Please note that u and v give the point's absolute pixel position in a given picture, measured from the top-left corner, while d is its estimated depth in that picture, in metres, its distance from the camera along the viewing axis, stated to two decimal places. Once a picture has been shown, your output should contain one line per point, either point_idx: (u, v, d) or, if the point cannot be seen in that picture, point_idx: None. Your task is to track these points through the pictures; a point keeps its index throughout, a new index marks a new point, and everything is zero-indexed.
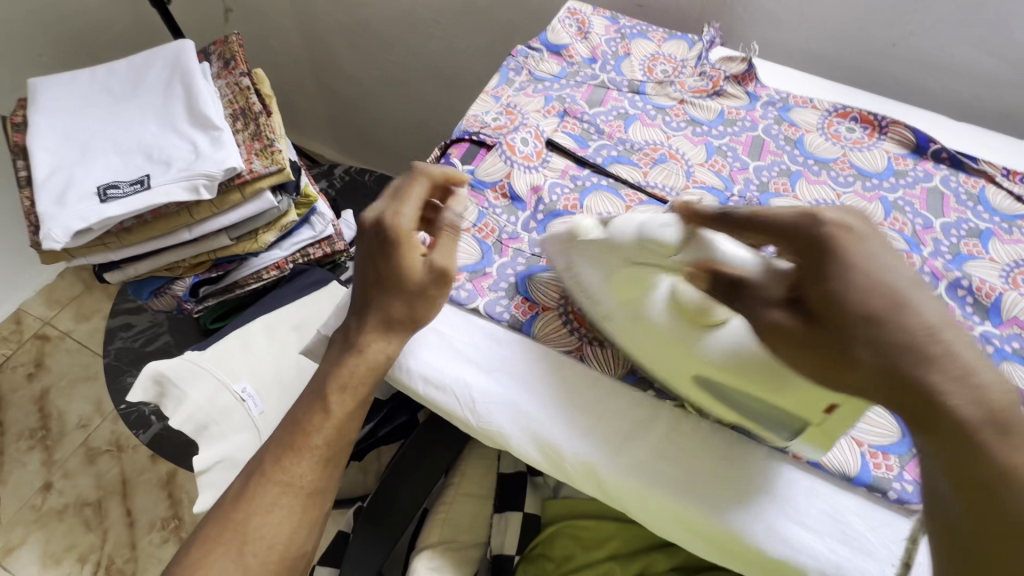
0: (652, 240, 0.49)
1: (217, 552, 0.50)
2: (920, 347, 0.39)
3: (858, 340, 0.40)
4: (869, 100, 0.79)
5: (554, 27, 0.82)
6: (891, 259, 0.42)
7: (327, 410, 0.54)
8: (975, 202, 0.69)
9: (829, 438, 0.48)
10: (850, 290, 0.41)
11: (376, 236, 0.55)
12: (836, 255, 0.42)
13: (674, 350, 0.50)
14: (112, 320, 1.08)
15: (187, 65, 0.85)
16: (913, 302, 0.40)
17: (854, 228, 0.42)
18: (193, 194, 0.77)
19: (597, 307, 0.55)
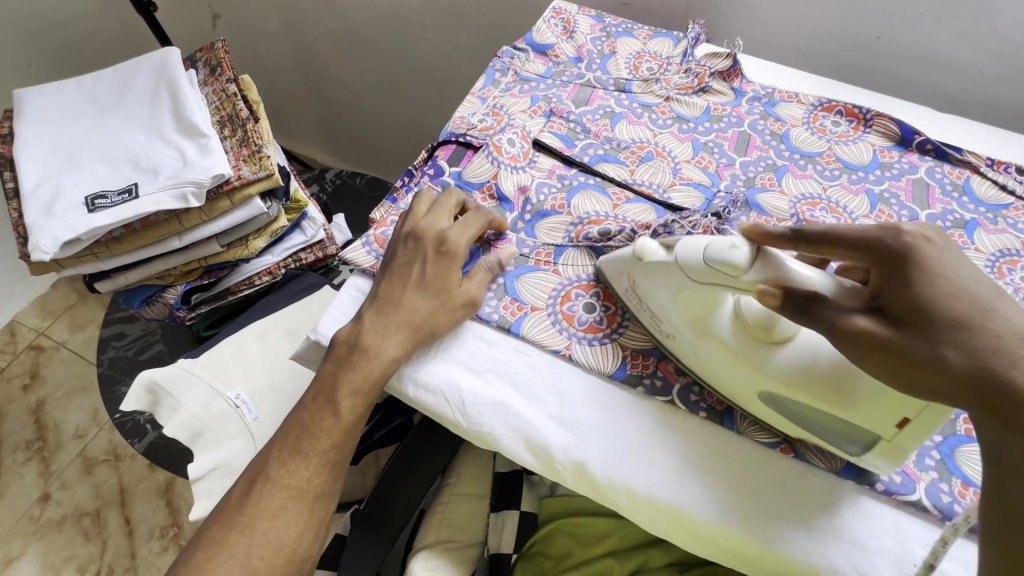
0: (721, 263, 0.46)
1: (224, 555, 0.51)
2: (1015, 350, 0.35)
3: (945, 342, 0.37)
4: (854, 93, 0.79)
5: (539, 27, 0.82)
6: (973, 271, 0.40)
7: (337, 414, 0.54)
8: (960, 193, 0.69)
9: (901, 455, 0.45)
10: (930, 295, 0.39)
11: (434, 245, 0.58)
12: (922, 264, 0.40)
13: (745, 369, 0.49)
14: (105, 330, 1.08)
15: (173, 73, 0.85)
16: (1003, 308, 0.37)
17: (937, 241, 0.41)
18: (181, 202, 0.76)
19: (662, 326, 0.54)
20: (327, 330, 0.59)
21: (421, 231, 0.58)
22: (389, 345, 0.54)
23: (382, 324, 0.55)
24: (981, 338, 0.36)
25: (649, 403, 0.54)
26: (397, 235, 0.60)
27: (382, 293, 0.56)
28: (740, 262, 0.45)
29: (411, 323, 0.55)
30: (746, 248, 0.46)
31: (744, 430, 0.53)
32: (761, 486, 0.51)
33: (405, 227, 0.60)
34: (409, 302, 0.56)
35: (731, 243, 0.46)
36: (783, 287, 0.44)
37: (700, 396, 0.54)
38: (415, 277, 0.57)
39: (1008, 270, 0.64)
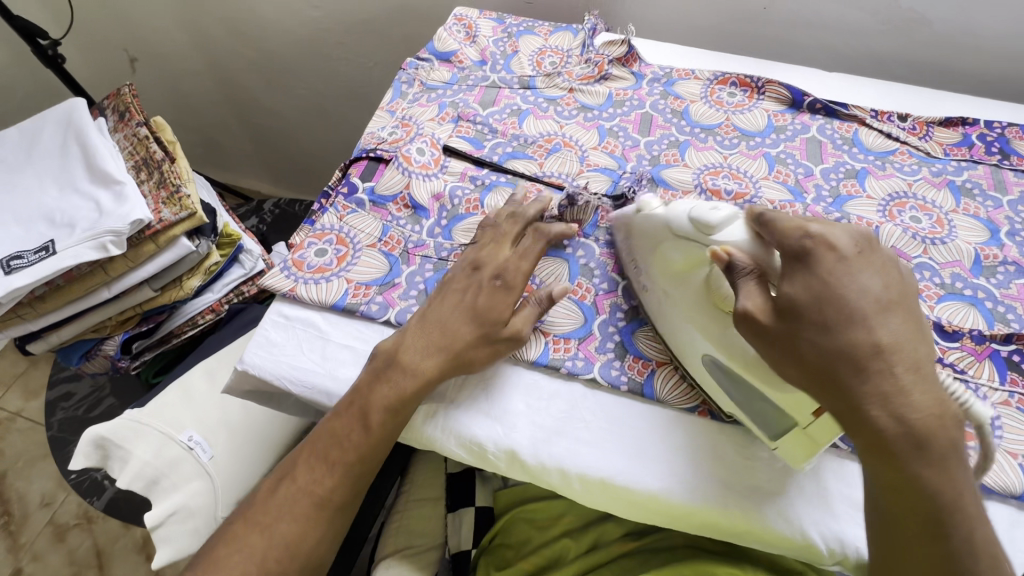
0: (699, 221, 0.51)
1: (242, 553, 0.51)
2: (861, 360, 0.41)
3: (805, 341, 0.42)
4: (746, 64, 0.83)
5: (440, 35, 0.83)
6: (869, 284, 0.43)
7: (368, 429, 0.52)
8: (850, 145, 0.73)
9: (814, 449, 0.48)
10: (811, 295, 0.43)
11: (490, 275, 0.58)
12: (812, 267, 0.43)
13: (693, 325, 0.52)
14: (51, 392, 1.06)
15: (80, 124, 0.84)
16: (867, 320, 0.41)
17: (842, 249, 0.43)
18: (101, 252, 0.75)
19: (641, 281, 0.58)
20: (254, 359, 0.60)
21: (482, 261, 0.59)
22: (426, 364, 0.54)
23: (422, 341, 0.55)
24: (834, 346, 0.41)
25: (574, 384, 0.57)
26: (458, 263, 0.61)
27: (433, 313, 0.57)
28: (712, 223, 0.50)
29: (451, 348, 0.55)
30: (724, 212, 0.50)
31: (665, 398, 0.55)
32: (689, 448, 0.53)
33: (464, 257, 0.61)
34: (453, 325, 0.56)
35: (713, 206, 0.51)
36: (733, 253, 0.48)
37: (620, 370, 0.57)
38: (467, 303, 0.57)
39: (898, 212, 0.67)
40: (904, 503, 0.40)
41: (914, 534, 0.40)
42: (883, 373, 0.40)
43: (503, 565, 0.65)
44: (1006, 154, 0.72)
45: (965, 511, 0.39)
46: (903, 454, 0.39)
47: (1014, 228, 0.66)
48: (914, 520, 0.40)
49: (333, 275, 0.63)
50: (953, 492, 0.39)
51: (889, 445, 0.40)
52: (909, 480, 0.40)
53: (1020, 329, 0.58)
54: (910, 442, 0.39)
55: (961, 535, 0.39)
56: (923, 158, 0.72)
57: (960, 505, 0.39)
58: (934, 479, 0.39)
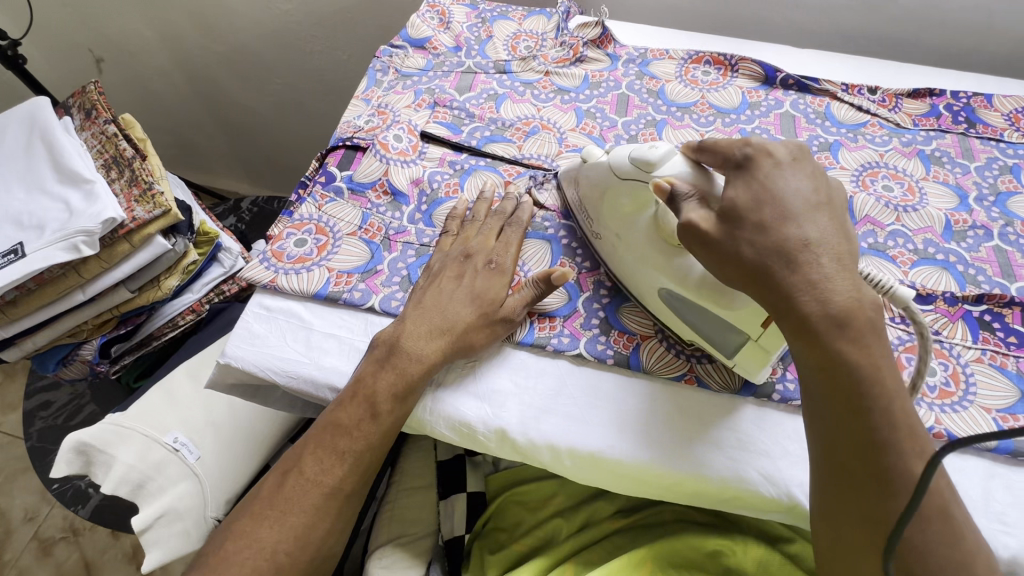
0: (640, 161, 0.52)
1: (252, 548, 0.50)
2: (791, 253, 0.41)
3: (744, 240, 0.43)
4: (719, 43, 0.84)
5: (413, 22, 0.82)
6: (799, 185, 0.44)
7: (377, 417, 0.52)
8: (823, 119, 0.74)
9: (764, 359, 0.49)
10: (749, 197, 0.44)
11: (483, 261, 0.60)
12: (752, 173, 0.45)
13: (644, 264, 0.54)
14: (29, 402, 1.03)
15: (44, 123, 0.82)
16: (797, 218, 0.42)
17: (777, 156, 0.45)
18: (74, 253, 0.73)
19: (593, 227, 0.60)
20: (236, 352, 0.59)
21: (472, 249, 0.60)
22: (429, 347, 0.54)
23: (421, 328, 0.55)
24: (769, 243, 0.41)
25: (561, 361, 0.57)
26: (445, 254, 0.61)
27: (428, 299, 0.57)
28: (653, 161, 0.51)
29: (452, 331, 0.55)
30: (663, 148, 0.51)
31: (651, 368, 0.56)
32: (673, 418, 0.54)
33: (453, 248, 0.61)
34: (453, 310, 0.56)
35: (652, 144, 0.52)
36: (675, 184, 0.48)
37: (606, 344, 0.57)
38: (466, 287, 0.58)
39: (871, 181, 0.68)
40: (834, 390, 0.40)
41: (840, 413, 0.40)
42: (812, 266, 0.40)
43: (496, 548, 0.65)
44: (972, 122, 0.74)
45: (887, 383, 0.39)
46: (824, 332, 0.40)
47: (981, 193, 0.68)
48: (840, 400, 0.39)
49: (313, 265, 0.62)
50: (874, 365, 0.39)
51: (810, 328, 0.40)
52: (833, 360, 0.39)
53: (990, 290, 0.60)
54: (831, 321, 0.39)
55: (881, 413, 0.38)
56: (893, 129, 0.73)
57: (881, 377, 0.39)
58: (855, 355, 0.39)
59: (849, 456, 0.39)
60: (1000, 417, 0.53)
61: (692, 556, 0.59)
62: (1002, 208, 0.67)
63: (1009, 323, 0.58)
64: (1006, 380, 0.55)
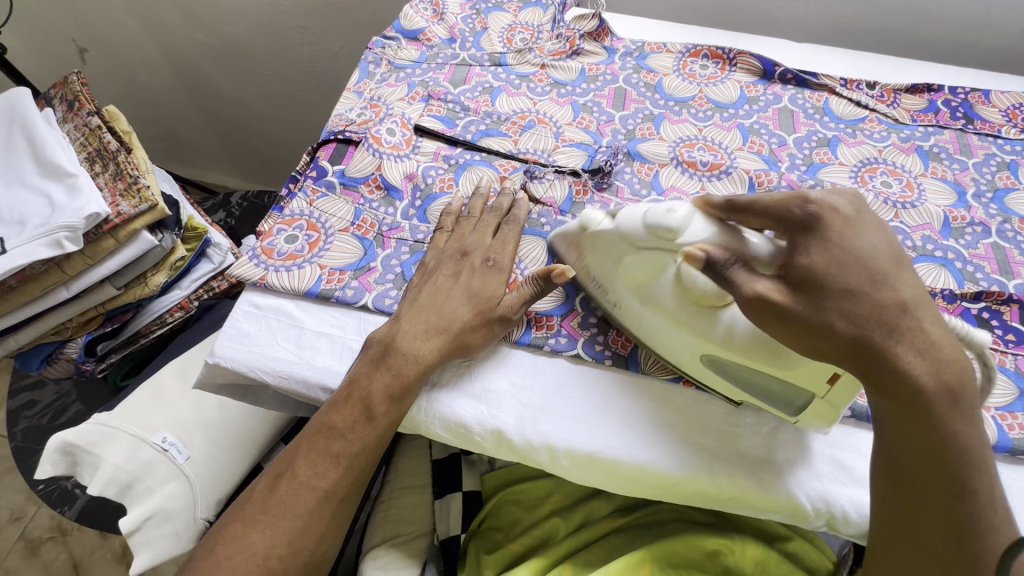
0: (659, 227, 0.48)
1: (245, 553, 0.48)
2: (892, 320, 0.40)
3: (834, 309, 0.41)
4: (717, 37, 0.83)
5: (406, 13, 0.81)
6: (878, 243, 0.42)
7: (372, 420, 0.51)
8: (821, 114, 0.73)
9: (833, 413, 0.48)
10: (828, 260, 0.42)
11: (480, 259, 0.58)
12: (825, 235, 0.43)
13: (680, 330, 0.50)
14: (12, 401, 1.01)
15: (25, 115, 0.79)
16: (888, 278, 0.41)
17: (844, 212, 0.43)
18: (56, 249, 0.71)
19: (605, 295, 0.55)
20: (225, 351, 0.57)
21: (469, 246, 0.59)
22: (425, 348, 0.53)
23: (417, 329, 0.54)
24: (865, 310, 0.40)
25: (558, 360, 0.56)
26: (439, 251, 0.60)
27: (424, 297, 0.56)
28: (675, 226, 0.47)
29: (449, 331, 0.54)
30: (681, 211, 0.47)
31: (648, 369, 0.55)
32: (671, 419, 0.53)
33: (448, 244, 0.60)
34: (450, 309, 0.55)
35: (668, 207, 0.48)
36: (709, 250, 0.45)
37: (604, 345, 0.56)
38: (462, 286, 0.56)
39: (869, 177, 0.68)
40: (935, 468, 0.39)
41: (937, 492, 0.40)
42: (915, 332, 0.40)
43: (493, 548, 0.64)
44: (970, 118, 0.73)
45: (990, 470, 0.40)
46: (933, 410, 0.39)
47: (979, 190, 0.67)
48: (941, 478, 0.39)
49: (304, 262, 0.61)
50: (977, 448, 0.40)
51: (921, 404, 0.39)
52: (941, 439, 0.39)
53: (989, 287, 0.60)
54: (945, 397, 0.39)
55: (982, 496, 0.39)
56: (891, 125, 0.73)
57: (982, 460, 0.40)
58: (963, 436, 0.39)
59: (938, 536, 0.39)
60: (998, 416, 0.52)
61: (691, 555, 0.59)
62: (1000, 204, 0.66)
63: (1007, 321, 0.58)
64: (1005, 378, 0.54)
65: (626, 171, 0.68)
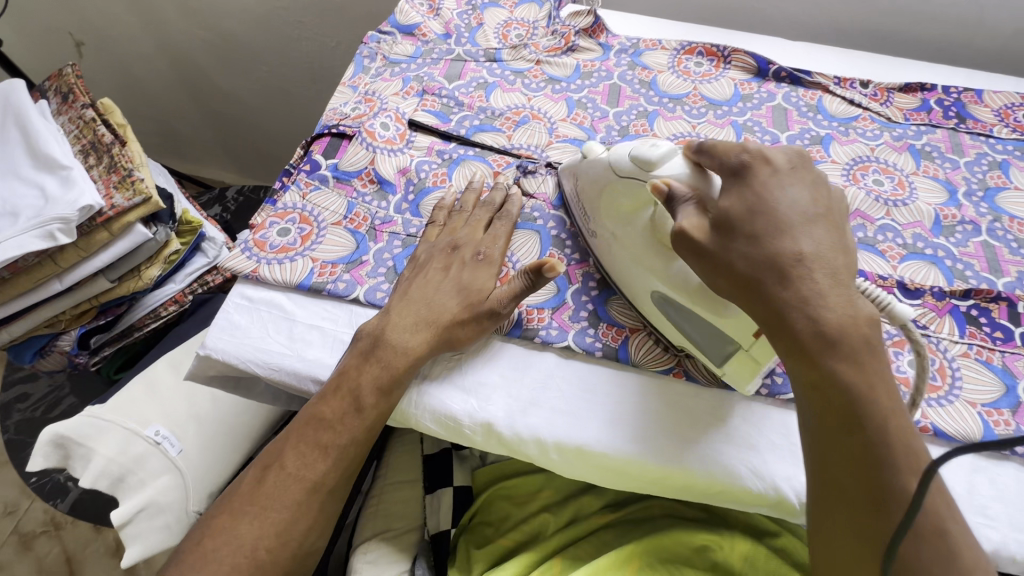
0: (640, 159, 0.50)
1: (233, 545, 0.49)
2: (784, 266, 0.41)
3: (735, 254, 0.43)
4: (712, 34, 0.83)
5: (402, 8, 0.81)
6: (797, 197, 0.43)
7: (360, 412, 0.51)
8: (815, 112, 0.74)
9: (756, 369, 0.49)
10: (744, 207, 0.43)
11: (471, 252, 0.59)
12: (748, 182, 0.45)
13: (640, 265, 0.53)
14: (5, 394, 1.01)
15: (19, 107, 0.79)
16: (793, 230, 0.42)
17: (773, 163, 0.45)
18: (49, 241, 0.70)
19: (591, 225, 0.58)
20: (216, 343, 0.58)
21: (460, 241, 0.59)
22: (413, 341, 0.53)
23: (407, 322, 0.54)
24: (761, 254, 0.42)
25: (548, 353, 0.56)
26: (431, 245, 0.60)
27: (415, 291, 0.56)
28: (653, 159, 0.49)
29: (437, 323, 0.54)
30: (665, 147, 0.49)
31: (640, 362, 0.55)
32: (661, 412, 0.53)
33: (440, 238, 0.60)
34: (440, 301, 0.55)
35: (653, 142, 0.50)
36: (672, 185, 0.47)
37: (595, 337, 0.56)
38: (453, 279, 0.57)
39: (861, 175, 0.68)
40: (826, 406, 0.40)
41: (833, 433, 0.39)
42: (805, 280, 0.41)
43: (482, 543, 0.64)
44: (962, 117, 0.74)
45: (886, 401, 0.39)
46: (814, 351, 0.40)
47: (970, 189, 0.68)
48: (836, 417, 0.39)
49: (297, 255, 0.61)
50: (868, 382, 0.39)
51: (802, 344, 0.40)
52: (826, 376, 0.39)
53: (978, 285, 0.60)
54: (821, 340, 0.40)
55: (876, 429, 0.38)
56: (884, 123, 0.73)
57: (876, 394, 0.39)
58: (849, 376, 0.39)
59: (848, 477, 0.38)
60: (985, 412, 0.53)
61: (679, 551, 0.59)
62: (990, 203, 0.67)
63: (995, 318, 0.58)
64: (991, 375, 0.55)
65: None
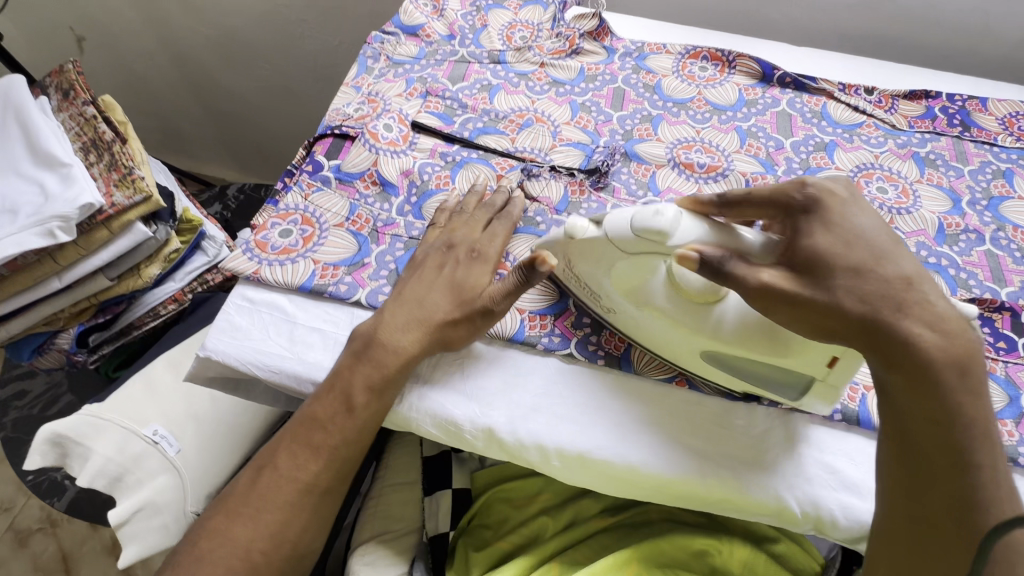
0: (647, 233, 0.45)
1: (227, 546, 0.49)
2: (899, 295, 0.41)
3: (843, 287, 0.41)
4: (717, 39, 0.83)
5: (406, 8, 0.80)
6: (875, 223, 0.43)
7: (352, 412, 0.51)
8: (819, 118, 0.73)
9: (835, 394, 0.48)
10: (835, 241, 0.43)
11: (465, 251, 0.57)
12: (827, 214, 0.44)
13: (680, 329, 0.50)
14: (3, 391, 1.01)
15: (19, 103, 0.79)
16: (892, 256, 0.42)
17: (841, 194, 0.45)
18: (49, 239, 0.70)
19: (598, 300, 0.54)
20: (217, 345, 0.57)
21: (455, 239, 0.58)
22: (406, 339, 0.53)
23: (399, 321, 0.53)
24: (870, 286, 0.41)
25: (551, 359, 0.56)
26: (428, 245, 0.59)
27: (408, 290, 0.55)
28: (665, 230, 0.45)
29: (428, 321, 0.53)
30: (669, 213, 0.45)
31: (641, 370, 0.55)
32: (661, 418, 0.53)
33: (438, 239, 0.60)
34: (432, 300, 0.54)
35: (654, 210, 0.45)
36: (701, 250, 0.44)
37: (597, 345, 0.56)
38: (445, 277, 0.56)
39: (865, 182, 0.68)
40: (940, 435, 0.40)
41: (943, 470, 0.39)
42: (920, 306, 0.41)
43: (480, 546, 0.64)
44: (967, 126, 0.74)
45: (991, 440, 0.40)
46: (939, 382, 0.40)
47: (974, 197, 0.68)
48: (948, 455, 0.39)
49: (298, 256, 0.60)
50: (983, 422, 0.40)
51: (929, 375, 0.40)
52: (948, 409, 0.39)
53: (981, 294, 0.60)
54: (957, 370, 0.40)
55: (987, 471, 0.39)
56: (889, 130, 0.73)
57: (990, 436, 0.40)
58: (970, 408, 0.40)
59: (943, 513, 0.39)
60: None
61: (678, 555, 0.59)
62: (994, 212, 0.67)
63: (998, 328, 0.58)
64: (995, 385, 0.55)
65: (623, 172, 0.68)
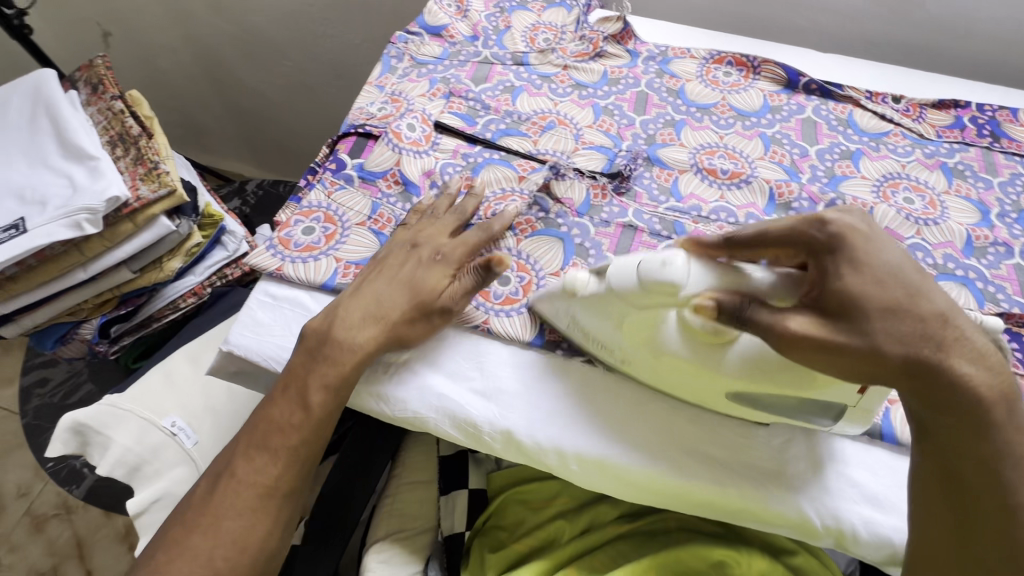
0: (657, 286, 0.45)
1: (186, 556, 0.50)
2: (938, 335, 0.39)
3: (879, 330, 0.39)
4: (741, 44, 0.82)
5: (430, 8, 0.80)
6: (900, 255, 0.41)
7: (307, 409, 0.52)
8: (845, 126, 0.73)
9: (868, 416, 0.48)
10: (868, 281, 0.40)
11: (428, 252, 0.57)
12: (850, 252, 0.41)
13: (704, 373, 0.48)
14: (26, 378, 1.02)
15: (50, 97, 0.80)
16: (924, 291, 0.40)
17: (863, 229, 0.42)
18: (76, 231, 0.71)
19: (609, 353, 0.52)
20: (240, 339, 0.58)
21: (419, 238, 0.58)
22: (362, 335, 0.53)
23: (351, 319, 0.53)
24: (911, 328, 0.39)
25: (572, 364, 0.56)
26: (392, 242, 0.59)
27: (366, 287, 0.55)
28: (676, 282, 0.44)
29: (386, 319, 0.53)
30: (676, 263, 0.44)
31: None
32: (672, 424, 0.53)
33: (403, 236, 0.59)
34: (388, 297, 0.54)
35: (662, 261, 0.44)
36: (717, 298, 0.43)
37: None
38: (405, 274, 0.55)
39: (891, 192, 0.67)
40: (986, 475, 0.41)
41: (989, 512, 0.41)
42: (958, 341, 0.39)
43: (496, 547, 0.63)
44: (996, 136, 0.72)
45: None
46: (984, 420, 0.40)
47: (1003, 210, 0.66)
48: (994, 496, 0.41)
49: (320, 254, 0.61)
50: None
51: (981, 418, 0.40)
52: (994, 449, 0.41)
53: (1010, 309, 0.59)
54: (1005, 404, 0.40)
55: None
56: (915, 140, 0.72)
57: None
58: (1013, 444, 0.41)
59: (988, 549, 0.41)
60: None
61: (695, 564, 0.58)
62: None
63: None
64: None
65: (645, 176, 0.68)
